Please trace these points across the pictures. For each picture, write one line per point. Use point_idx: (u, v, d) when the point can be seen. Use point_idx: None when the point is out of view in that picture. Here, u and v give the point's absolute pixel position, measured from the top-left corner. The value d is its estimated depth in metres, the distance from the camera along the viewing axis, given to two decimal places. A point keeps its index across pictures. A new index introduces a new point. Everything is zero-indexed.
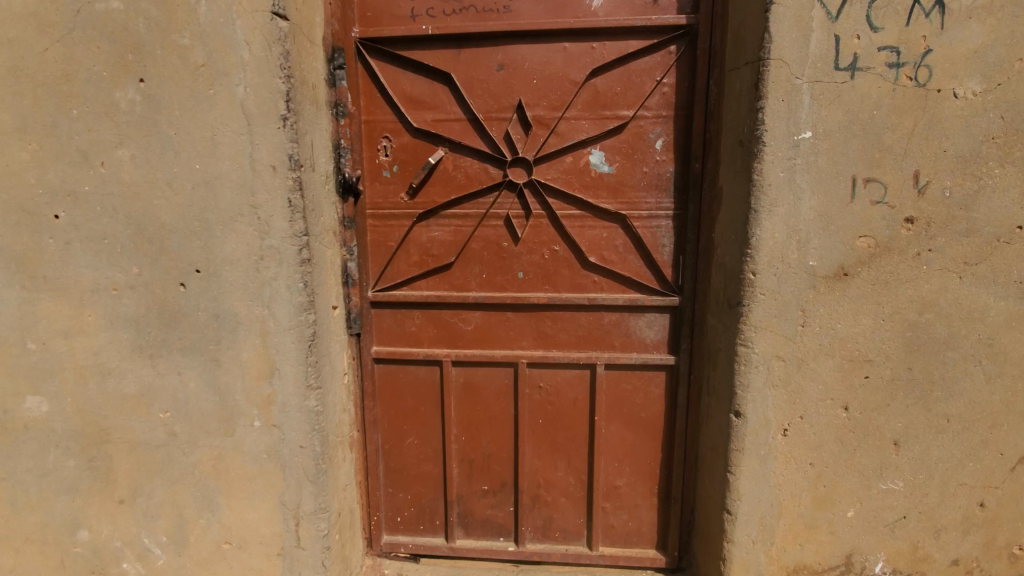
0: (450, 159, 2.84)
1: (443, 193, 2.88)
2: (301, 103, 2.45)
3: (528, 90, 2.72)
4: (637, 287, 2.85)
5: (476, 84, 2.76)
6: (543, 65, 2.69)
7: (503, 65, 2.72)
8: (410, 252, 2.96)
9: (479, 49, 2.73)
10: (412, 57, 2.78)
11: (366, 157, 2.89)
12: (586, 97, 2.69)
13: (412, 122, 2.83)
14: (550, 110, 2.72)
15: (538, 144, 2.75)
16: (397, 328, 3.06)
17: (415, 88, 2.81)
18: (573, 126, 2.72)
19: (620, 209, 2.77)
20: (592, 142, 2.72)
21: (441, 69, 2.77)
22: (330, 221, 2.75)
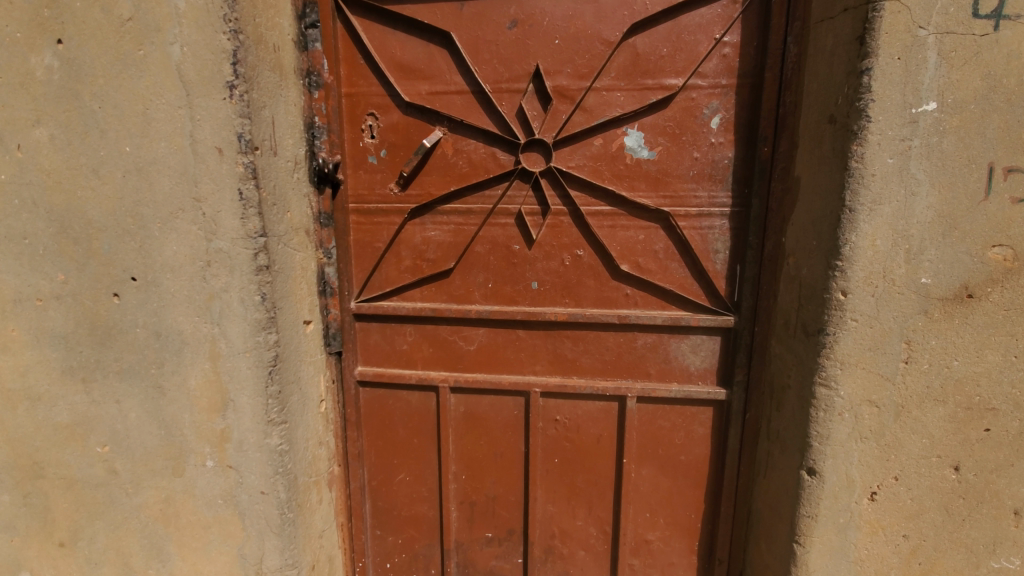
0: (450, 141, 2.29)
1: (441, 184, 2.33)
2: (257, 68, 1.91)
3: (548, 53, 2.14)
4: (681, 303, 2.26)
5: (481, 46, 2.18)
6: (568, 21, 2.10)
7: (517, 22, 2.14)
8: (401, 255, 2.44)
9: (487, 1, 2.16)
10: (403, 14, 2.22)
11: (348, 140, 2.36)
12: (623, 62, 2.10)
13: (403, 95, 2.29)
14: (576, 79, 2.14)
15: (559, 122, 2.18)
16: (386, 346, 2.54)
17: (406, 54, 2.26)
18: (605, 99, 2.14)
19: (661, 205, 2.19)
20: (629, 121, 2.14)
21: (439, 28, 2.21)
22: (301, 218, 2.23)
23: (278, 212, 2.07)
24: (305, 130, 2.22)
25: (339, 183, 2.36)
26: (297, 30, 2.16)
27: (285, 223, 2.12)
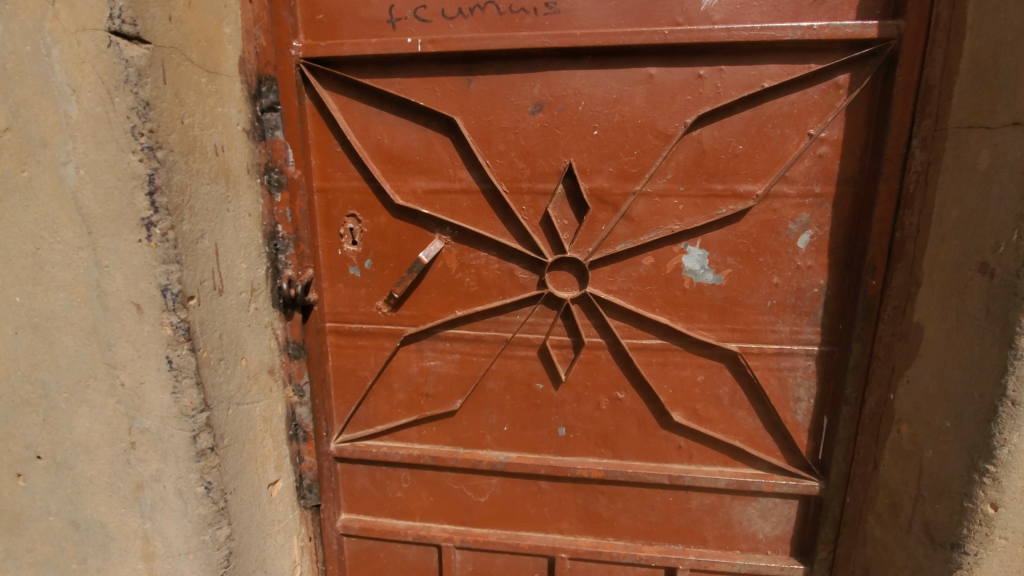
0: (454, 253, 1.79)
1: (443, 304, 1.83)
2: (189, 189, 1.39)
3: (584, 147, 1.64)
4: (749, 459, 1.78)
5: (496, 135, 1.68)
6: (611, 106, 1.61)
7: (544, 106, 1.64)
8: (393, 387, 1.94)
9: (504, 75, 1.65)
10: (393, 90, 1.70)
11: (323, 246, 1.85)
12: (683, 162, 1.62)
13: (392, 194, 1.77)
14: (620, 181, 1.65)
15: (598, 236, 1.68)
16: (375, 492, 2.04)
17: (398, 140, 1.74)
18: (659, 209, 1.65)
19: (728, 341, 1.71)
20: (689, 237, 1.66)
21: (439, 110, 1.69)
22: (261, 358, 1.71)
23: (226, 363, 1.55)
24: (263, 245, 1.70)
25: (310, 304, 1.83)
26: (249, 116, 1.63)
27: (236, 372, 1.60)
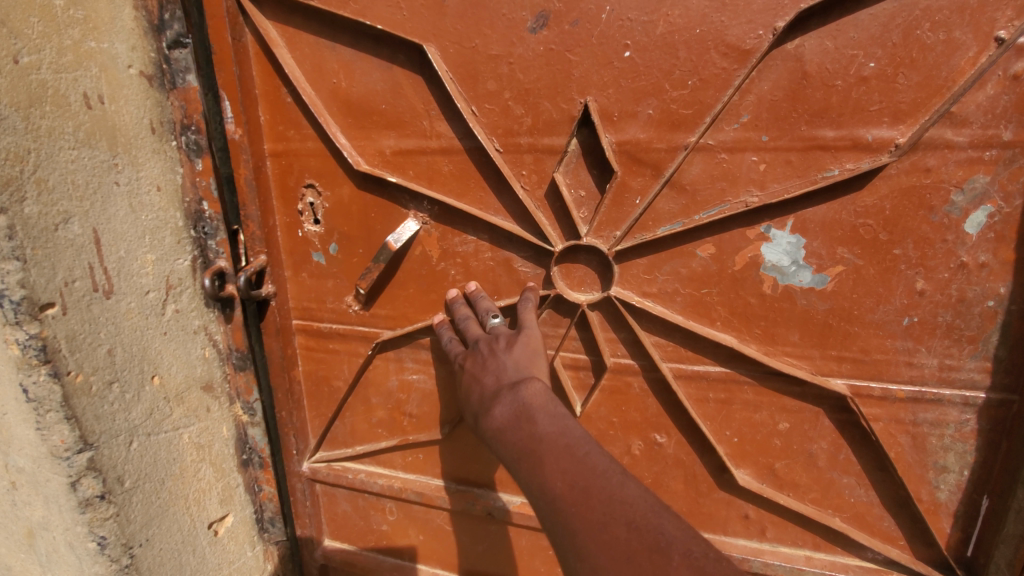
0: (433, 237, 1.30)
1: (424, 304, 1.36)
2: (35, 156, 1.00)
3: (610, 80, 1.07)
4: (855, 547, 1.20)
5: (483, 67, 1.15)
6: (651, 10, 1.02)
7: (550, 18, 1.08)
8: (371, 404, 1.51)
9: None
10: (338, 8, 1.19)
11: (282, 226, 1.41)
12: (772, 95, 1.01)
13: (352, 158, 1.28)
14: (665, 129, 1.07)
15: (629, 214, 1.13)
16: (358, 523, 1.65)
17: (355, 83, 1.25)
18: (727, 173, 1.07)
19: (833, 376, 1.12)
20: (774, 213, 1.06)
21: (400, 35, 1.17)
22: (189, 372, 1.32)
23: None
24: (182, 227, 1.28)
25: (266, 299, 1.43)
26: (151, 56, 1.20)
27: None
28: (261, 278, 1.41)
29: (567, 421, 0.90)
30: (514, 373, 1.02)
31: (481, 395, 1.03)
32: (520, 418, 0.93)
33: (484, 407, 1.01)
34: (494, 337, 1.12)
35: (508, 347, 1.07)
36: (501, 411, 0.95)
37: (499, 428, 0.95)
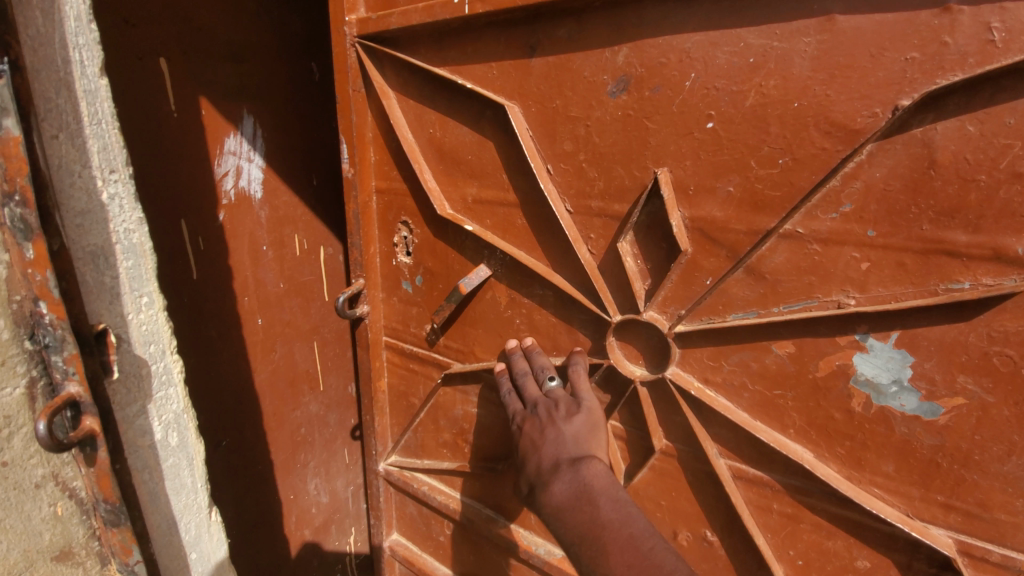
0: (500, 284, 1.35)
1: (489, 346, 1.42)
2: None
3: (688, 152, 0.99)
4: None
5: (561, 126, 1.14)
6: (742, 79, 0.91)
7: (629, 84, 1.03)
8: (439, 424, 1.63)
9: (570, 36, 1.07)
10: (438, 66, 1.27)
11: (380, 254, 1.59)
12: (885, 183, 0.84)
13: (438, 203, 1.38)
14: (745, 210, 0.96)
15: (699, 295, 1.04)
16: (420, 526, 1.81)
17: (448, 135, 1.32)
18: (816, 267, 0.92)
19: (931, 523, 0.92)
20: (874, 321, 0.89)
21: (492, 92, 1.20)
22: (28, 546, 0.95)
23: (154, 384, 1.03)
24: (9, 340, 0.86)
25: (360, 317, 1.61)
26: None
27: (181, 379, 1.10)
28: (359, 298, 1.59)
29: (629, 508, 0.91)
30: (572, 447, 1.02)
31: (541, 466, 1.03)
32: (580, 500, 0.93)
33: (542, 479, 1.01)
34: (550, 401, 1.10)
35: (566, 416, 1.06)
36: (563, 490, 0.96)
37: (558, 505, 0.96)
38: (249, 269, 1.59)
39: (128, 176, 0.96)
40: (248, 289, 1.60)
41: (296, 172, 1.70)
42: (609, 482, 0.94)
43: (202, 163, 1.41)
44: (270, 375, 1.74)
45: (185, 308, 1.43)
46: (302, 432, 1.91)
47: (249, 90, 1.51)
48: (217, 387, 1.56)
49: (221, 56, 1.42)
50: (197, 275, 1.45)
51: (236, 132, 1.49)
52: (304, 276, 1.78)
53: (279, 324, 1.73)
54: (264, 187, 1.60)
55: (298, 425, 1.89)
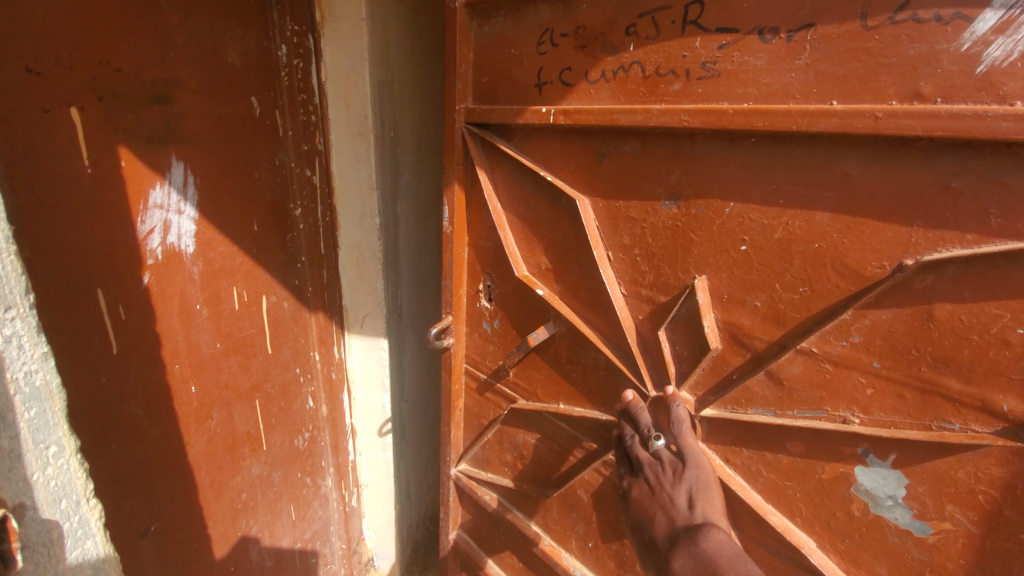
0: (563, 342, 1.51)
1: (551, 390, 1.60)
2: None
3: (724, 267, 1.13)
4: None
5: (622, 224, 1.30)
6: (773, 215, 1.05)
7: (681, 198, 1.17)
8: (502, 447, 1.83)
9: (633, 149, 1.23)
10: (525, 154, 1.45)
11: (467, 295, 1.81)
12: (889, 325, 0.95)
13: (516, 265, 1.56)
14: (769, 324, 1.09)
15: (726, 387, 1.18)
16: (480, 528, 2.03)
17: (527, 212, 1.51)
18: (824, 385, 1.04)
19: None
20: (874, 441, 0.99)
21: (567, 184, 1.37)
22: None
23: (69, 543, 1.04)
24: None
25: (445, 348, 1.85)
26: None
27: (101, 527, 1.11)
28: (445, 332, 1.83)
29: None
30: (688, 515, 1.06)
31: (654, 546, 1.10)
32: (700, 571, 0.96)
33: (663, 549, 1.06)
34: (655, 464, 1.16)
35: (676, 480, 1.11)
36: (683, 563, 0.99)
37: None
38: (180, 332, 1.64)
39: (27, 304, 0.95)
40: (180, 356, 1.65)
41: (281, 222, 1.95)
42: (731, 554, 0.96)
43: (122, 221, 1.42)
44: (206, 445, 1.78)
45: (103, 388, 1.43)
46: (243, 495, 1.95)
47: (194, 140, 1.59)
48: (143, 457, 1.55)
49: (143, 100, 1.42)
50: (118, 349, 1.46)
51: (164, 181, 1.52)
52: (244, 330, 1.87)
53: (217, 386, 1.80)
54: (196, 239, 1.64)
55: (237, 492, 1.92)
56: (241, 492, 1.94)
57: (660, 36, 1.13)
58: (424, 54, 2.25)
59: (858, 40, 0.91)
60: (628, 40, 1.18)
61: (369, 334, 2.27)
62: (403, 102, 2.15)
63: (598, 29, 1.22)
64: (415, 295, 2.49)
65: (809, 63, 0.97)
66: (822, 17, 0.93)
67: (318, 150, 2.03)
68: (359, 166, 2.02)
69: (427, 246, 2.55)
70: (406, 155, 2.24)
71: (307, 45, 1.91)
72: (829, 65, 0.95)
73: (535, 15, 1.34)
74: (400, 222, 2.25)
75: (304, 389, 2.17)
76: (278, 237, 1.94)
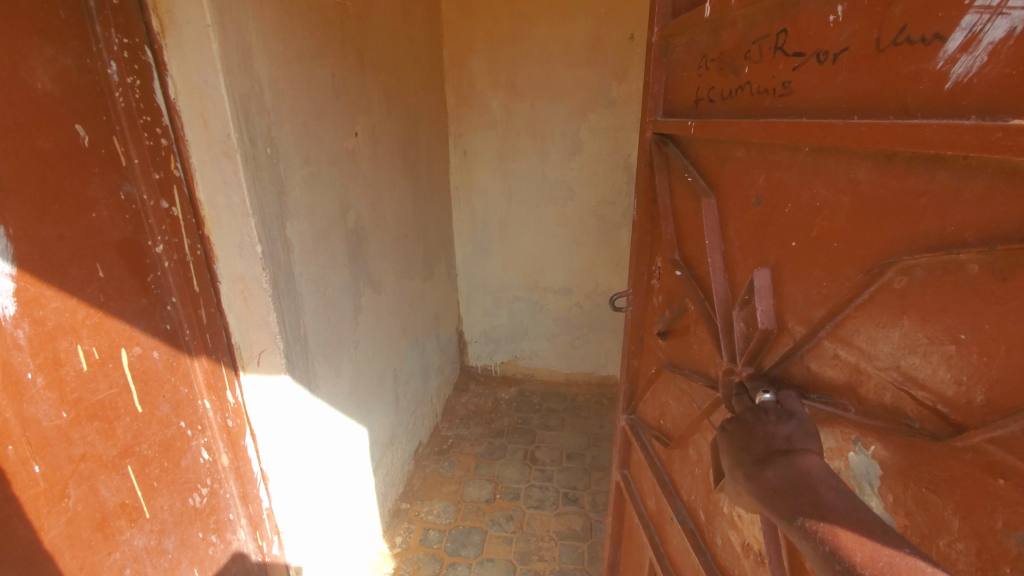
0: (689, 316, 1.57)
1: (681, 353, 1.64)
2: None
3: (781, 260, 1.10)
4: None
5: (730, 222, 1.31)
6: (810, 217, 1.01)
7: (763, 201, 1.16)
8: (652, 401, 1.95)
9: (740, 156, 1.24)
10: (687, 156, 1.56)
11: (642, 272, 1.99)
12: (877, 323, 0.88)
13: (673, 250, 1.68)
14: (800, 314, 1.05)
15: (772, 360, 1.15)
16: (636, 474, 2.16)
17: (682, 207, 1.59)
18: (831, 373, 0.99)
19: None
20: (863, 426, 0.91)
21: (705, 183, 1.43)
22: None
23: None
24: None
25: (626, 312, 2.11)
26: None
27: None
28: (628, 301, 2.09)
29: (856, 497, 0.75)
30: (784, 440, 0.91)
31: (737, 457, 0.93)
32: (792, 478, 0.80)
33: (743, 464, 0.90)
34: (761, 409, 1.03)
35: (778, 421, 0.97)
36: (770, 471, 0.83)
37: (766, 484, 0.82)
38: (9, 409, 1.27)
39: None
40: (14, 435, 1.29)
41: (136, 264, 1.59)
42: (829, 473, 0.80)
43: None
44: (67, 528, 1.43)
45: None
46: (127, 574, 1.60)
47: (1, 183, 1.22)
48: None
49: None
50: None
51: None
52: (99, 392, 1.50)
53: (69, 461, 1.43)
54: (18, 300, 1.28)
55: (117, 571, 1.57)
56: (124, 571, 1.59)
57: (762, 60, 1.12)
58: (299, 58, 2.02)
59: (878, 61, 0.83)
60: (745, 63, 1.20)
61: (269, 373, 1.96)
62: (272, 112, 1.87)
63: (730, 50, 1.26)
64: (321, 323, 2.25)
65: (845, 83, 0.90)
66: (857, 41, 0.88)
67: (176, 178, 1.66)
68: (228, 189, 1.73)
69: (332, 267, 2.33)
70: (289, 170, 1.99)
71: (142, 59, 1.55)
72: (852, 82, 0.88)
73: (700, 42, 1.43)
74: (291, 246, 2.00)
75: (193, 443, 1.82)
76: (134, 281, 1.59)
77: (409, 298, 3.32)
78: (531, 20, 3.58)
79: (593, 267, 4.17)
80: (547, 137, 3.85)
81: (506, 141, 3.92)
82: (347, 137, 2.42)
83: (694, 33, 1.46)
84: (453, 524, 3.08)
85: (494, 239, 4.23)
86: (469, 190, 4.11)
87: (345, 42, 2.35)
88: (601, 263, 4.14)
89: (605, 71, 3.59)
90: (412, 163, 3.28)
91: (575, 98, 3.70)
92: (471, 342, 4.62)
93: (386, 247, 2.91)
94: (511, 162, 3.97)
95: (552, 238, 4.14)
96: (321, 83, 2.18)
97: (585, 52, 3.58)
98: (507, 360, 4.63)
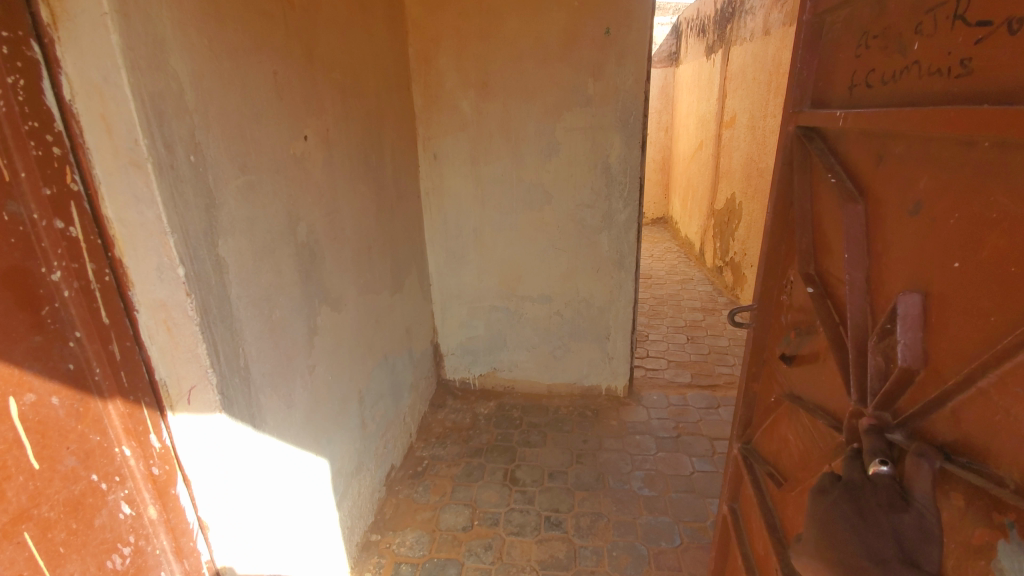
0: (822, 346, 1.20)
1: (819, 390, 1.22)
2: None
3: (940, 284, 0.87)
4: None
5: (879, 234, 1.01)
6: (980, 232, 0.79)
7: (924, 210, 0.89)
8: (771, 437, 1.51)
9: (899, 153, 0.95)
10: (836, 153, 1.18)
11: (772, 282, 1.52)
12: None
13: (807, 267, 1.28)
14: (958, 352, 0.84)
15: (915, 406, 0.93)
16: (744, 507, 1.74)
17: (827, 217, 1.21)
18: (990, 433, 0.79)
19: None
20: (1022, 509, 0.73)
21: (851, 185, 1.09)
22: None
23: None
24: None
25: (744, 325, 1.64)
26: None
27: None
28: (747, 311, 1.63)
29: None
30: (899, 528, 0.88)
31: (831, 524, 0.99)
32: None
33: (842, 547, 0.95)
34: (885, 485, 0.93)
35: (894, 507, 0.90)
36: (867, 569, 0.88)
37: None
38: None
39: None
40: None
41: (27, 298, 1.32)
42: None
43: None
44: None
45: None
46: None
47: None
48: None
49: None
50: None
51: None
52: None
53: None
54: None
55: None
56: None
57: (935, 34, 0.86)
58: (231, 55, 1.79)
59: None
60: (911, 40, 0.91)
61: (201, 411, 1.74)
62: (197, 115, 1.64)
63: (896, 23, 0.96)
64: (266, 349, 2.02)
65: None
66: None
67: (73, 192, 1.40)
68: (141, 206, 1.49)
69: (279, 285, 2.10)
70: (221, 181, 1.76)
71: (28, 54, 1.29)
72: None
73: (858, 16, 1.09)
74: (224, 266, 1.77)
75: (109, 498, 1.56)
76: (24, 317, 1.32)
77: (375, 313, 3.09)
78: (500, 15, 3.38)
79: (573, 273, 3.98)
80: (522, 138, 3.65)
81: (479, 143, 3.71)
82: (294, 142, 2.20)
83: (854, 0, 1.10)
84: (427, 557, 2.85)
85: (469, 245, 4.01)
86: (441, 196, 3.88)
87: (287, 38, 2.12)
88: (581, 269, 3.95)
89: (580, 67, 3.40)
90: (375, 169, 3.05)
91: (550, 97, 3.51)
92: (448, 354, 4.39)
93: (346, 260, 2.68)
94: (484, 165, 3.77)
95: (530, 243, 3.94)
96: (259, 81, 1.96)
97: (559, 48, 3.38)
98: (486, 372, 4.41)
